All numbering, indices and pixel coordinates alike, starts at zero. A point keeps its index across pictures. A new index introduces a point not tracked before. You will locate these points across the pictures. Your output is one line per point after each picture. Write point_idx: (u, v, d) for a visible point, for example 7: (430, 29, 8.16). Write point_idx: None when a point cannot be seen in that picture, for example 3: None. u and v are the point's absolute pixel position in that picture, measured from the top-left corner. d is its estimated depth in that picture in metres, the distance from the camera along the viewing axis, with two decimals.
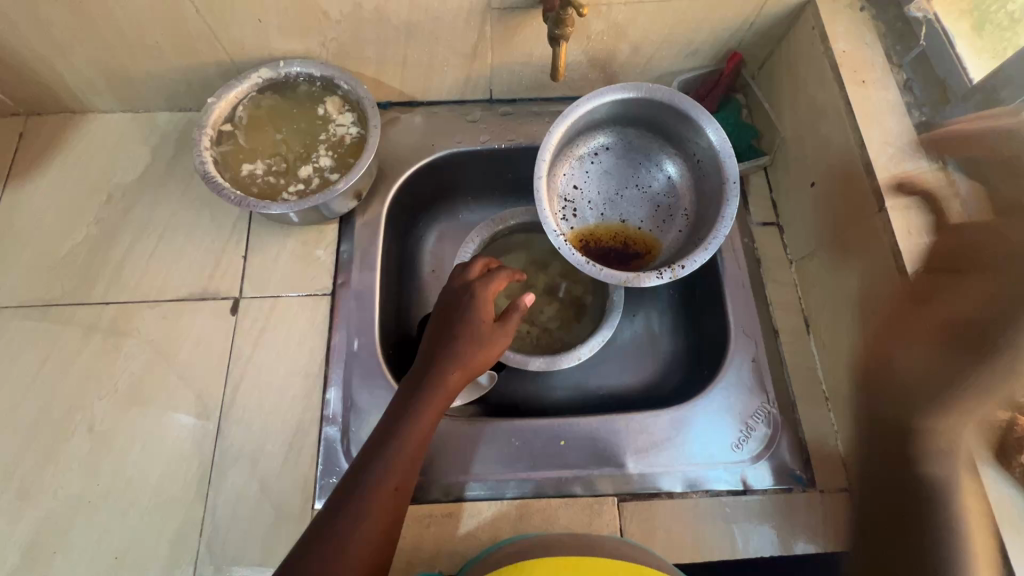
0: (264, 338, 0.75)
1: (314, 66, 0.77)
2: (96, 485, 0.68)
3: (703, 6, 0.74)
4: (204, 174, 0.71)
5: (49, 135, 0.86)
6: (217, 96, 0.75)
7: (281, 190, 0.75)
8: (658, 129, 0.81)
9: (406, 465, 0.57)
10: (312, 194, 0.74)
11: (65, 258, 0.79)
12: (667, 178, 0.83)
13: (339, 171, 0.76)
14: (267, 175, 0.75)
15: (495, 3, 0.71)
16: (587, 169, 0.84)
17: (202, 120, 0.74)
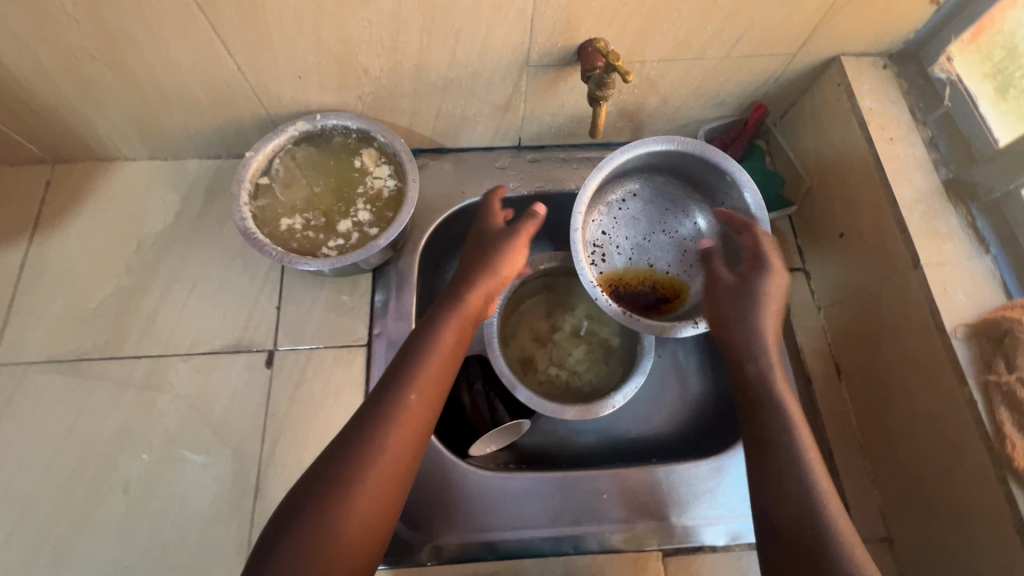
0: (301, 392, 0.74)
1: (351, 120, 0.78)
2: (133, 549, 0.66)
3: (732, 63, 0.76)
4: (244, 230, 0.71)
5: (76, 183, 0.86)
6: (255, 150, 0.75)
7: (321, 245, 0.75)
8: (687, 177, 0.83)
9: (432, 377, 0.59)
10: (353, 249, 0.74)
11: (95, 310, 0.78)
12: (694, 226, 0.85)
13: (377, 226, 0.76)
14: (307, 229, 0.75)
15: (532, 61, 0.72)
16: (619, 216, 0.85)
17: (240, 173, 0.74)
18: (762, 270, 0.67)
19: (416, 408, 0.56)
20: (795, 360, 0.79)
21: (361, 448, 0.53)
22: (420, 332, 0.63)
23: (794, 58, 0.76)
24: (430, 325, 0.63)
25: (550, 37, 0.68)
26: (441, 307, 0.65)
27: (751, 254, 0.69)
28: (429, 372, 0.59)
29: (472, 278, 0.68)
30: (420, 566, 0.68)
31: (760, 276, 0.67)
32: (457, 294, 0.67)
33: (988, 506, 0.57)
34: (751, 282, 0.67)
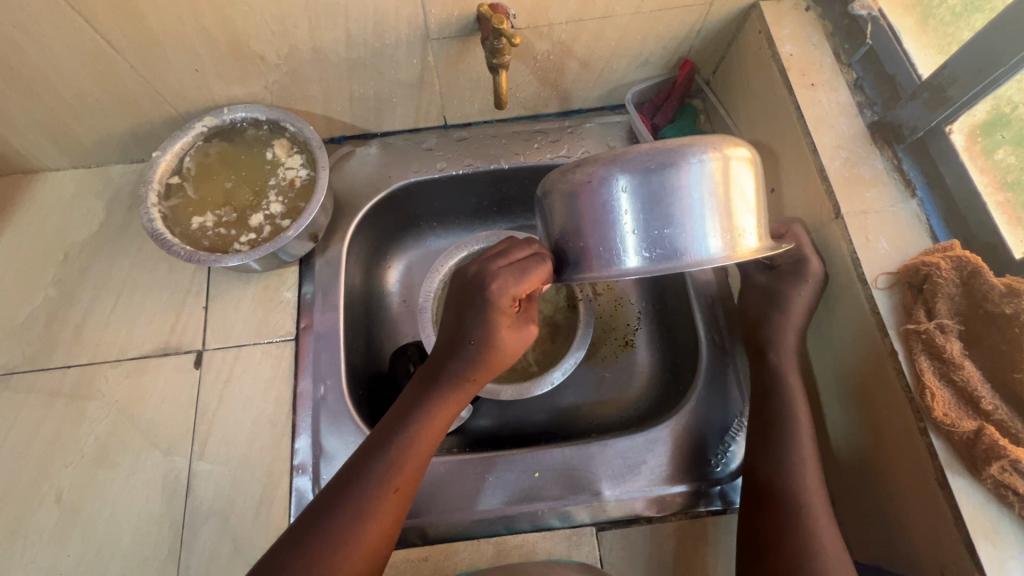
0: (230, 389, 0.74)
1: (259, 112, 0.76)
2: (67, 556, 0.66)
3: (646, 19, 0.73)
4: (152, 231, 0.70)
5: (1, 197, 0.85)
6: (162, 149, 0.74)
7: (233, 241, 0.73)
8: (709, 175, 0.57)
9: (414, 468, 0.55)
10: (266, 243, 0.73)
11: (25, 323, 0.78)
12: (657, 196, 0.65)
13: (290, 217, 0.75)
14: (219, 226, 0.74)
15: (433, 34, 0.70)
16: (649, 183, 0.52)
17: (148, 175, 0.73)
18: (798, 280, 0.64)
19: (392, 504, 0.53)
20: (732, 324, 0.78)
21: (334, 540, 0.50)
22: (415, 406, 0.57)
23: (711, 8, 0.73)
24: (426, 404, 0.57)
25: (444, 6, 0.66)
26: (445, 378, 0.58)
27: (794, 257, 0.65)
28: (411, 461, 0.55)
29: (477, 364, 0.57)
30: None
31: (794, 285, 0.65)
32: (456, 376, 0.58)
33: (911, 459, 0.54)
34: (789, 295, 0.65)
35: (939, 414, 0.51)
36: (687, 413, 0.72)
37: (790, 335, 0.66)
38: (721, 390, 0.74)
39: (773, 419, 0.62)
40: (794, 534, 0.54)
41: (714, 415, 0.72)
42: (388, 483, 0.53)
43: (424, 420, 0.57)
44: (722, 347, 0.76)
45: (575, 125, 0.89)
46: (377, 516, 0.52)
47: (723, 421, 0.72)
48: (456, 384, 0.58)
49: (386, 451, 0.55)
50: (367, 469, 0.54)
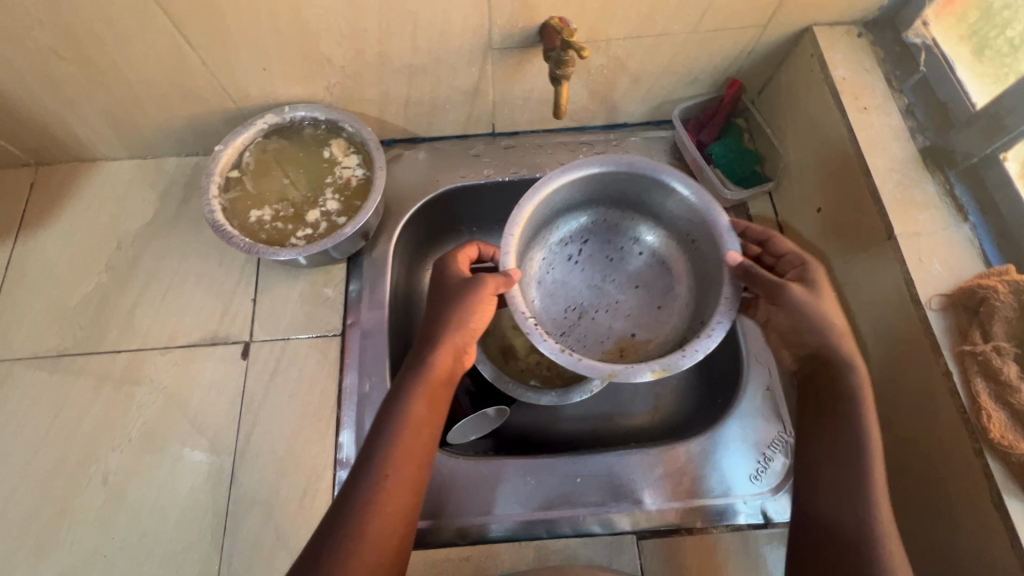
0: (276, 381, 0.75)
1: (319, 111, 0.79)
2: (112, 538, 0.67)
3: (701, 38, 0.75)
4: (213, 222, 0.72)
5: (58, 183, 0.88)
6: (225, 143, 0.77)
7: (290, 235, 0.75)
8: (625, 202, 0.74)
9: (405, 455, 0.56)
10: (323, 239, 0.75)
11: (78, 306, 0.80)
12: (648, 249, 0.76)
13: (346, 214, 0.77)
14: (277, 221, 0.76)
15: (495, 44, 0.72)
16: (590, 250, 0.77)
17: (210, 167, 0.75)
18: (812, 272, 0.61)
19: (394, 494, 0.54)
20: None
21: (350, 536, 0.51)
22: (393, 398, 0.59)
23: (765, 30, 0.75)
24: (402, 394, 0.58)
25: (510, 18, 0.68)
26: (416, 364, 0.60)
27: (794, 258, 0.64)
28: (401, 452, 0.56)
29: (432, 341, 0.60)
30: None
31: (813, 275, 0.61)
32: (421, 363, 0.60)
33: (966, 479, 0.55)
34: (817, 294, 0.60)
35: (996, 436, 0.51)
36: (728, 427, 0.72)
37: (843, 341, 0.59)
38: (763, 405, 0.74)
39: (835, 441, 0.58)
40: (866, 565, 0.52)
41: (756, 430, 0.72)
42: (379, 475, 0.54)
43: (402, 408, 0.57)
44: (765, 363, 0.76)
45: (619, 138, 0.91)
46: (384, 510, 0.53)
47: (765, 433, 0.72)
48: (429, 366, 0.59)
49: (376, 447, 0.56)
50: (360, 465, 0.56)
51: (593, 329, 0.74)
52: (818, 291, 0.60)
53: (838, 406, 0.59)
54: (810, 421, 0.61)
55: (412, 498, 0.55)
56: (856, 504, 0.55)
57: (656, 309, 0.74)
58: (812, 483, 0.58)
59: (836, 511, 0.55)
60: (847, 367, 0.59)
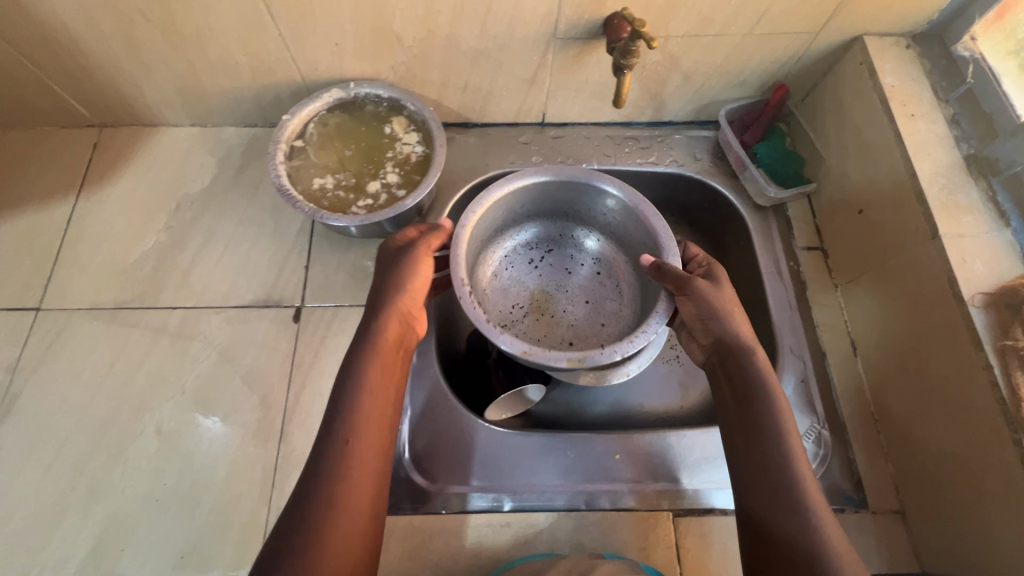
0: (326, 346, 0.77)
1: (384, 89, 0.82)
2: (164, 484, 0.69)
3: (754, 41, 0.78)
4: (279, 186, 0.75)
5: (121, 145, 0.91)
6: (292, 114, 0.80)
7: (351, 205, 0.78)
8: (568, 212, 0.85)
9: (372, 420, 0.55)
10: (382, 209, 0.78)
11: (135, 263, 0.82)
12: (596, 253, 0.87)
13: (405, 188, 0.80)
14: (338, 190, 0.79)
15: (560, 33, 0.75)
16: (554, 259, 0.88)
17: (278, 134, 0.78)
18: (717, 278, 0.66)
19: (361, 463, 0.52)
20: (810, 337, 0.80)
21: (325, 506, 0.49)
22: (345, 369, 0.57)
23: (817, 37, 0.78)
24: (354, 363, 0.57)
25: (578, 8, 0.71)
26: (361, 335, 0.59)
27: (705, 266, 0.69)
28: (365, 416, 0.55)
29: (380, 310, 0.61)
30: (434, 515, 0.69)
31: (717, 279, 0.66)
32: (364, 333, 0.59)
33: (1005, 469, 0.57)
34: (722, 288, 0.65)
35: None
36: None
37: (742, 329, 0.63)
38: (798, 396, 0.76)
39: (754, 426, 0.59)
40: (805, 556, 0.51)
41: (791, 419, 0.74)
42: (341, 442, 0.52)
43: (359, 376, 0.56)
44: (800, 356, 0.79)
45: (664, 135, 0.94)
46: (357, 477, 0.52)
47: (801, 422, 0.74)
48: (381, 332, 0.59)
49: (337, 415, 0.54)
50: (318, 442, 0.53)
51: (532, 328, 0.84)
52: (719, 286, 0.64)
53: (755, 399, 0.60)
54: (734, 421, 0.61)
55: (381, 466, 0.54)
56: (797, 512, 0.53)
57: (603, 324, 0.84)
58: (752, 485, 0.57)
59: (772, 508, 0.55)
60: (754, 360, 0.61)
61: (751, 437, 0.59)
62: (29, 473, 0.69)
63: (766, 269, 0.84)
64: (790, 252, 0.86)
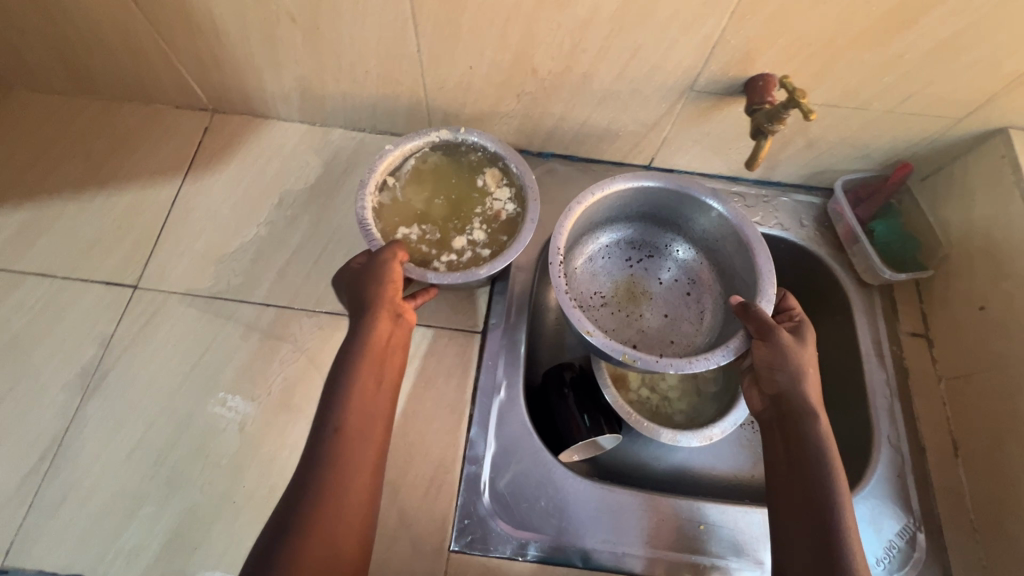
0: (415, 366, 0.77)
1: (489, 141, 0.80)
2: (242, 486, 0.68)
3: (893, 118, 0.76)
4: (361, 221, 0.73)
5: (230, 132, 0.91)
6: (395, 145, 0.78)
7: (431, 258, 0.76)
8: (673, 222, 0.85)
9: (361, 413, 0.59)
10: (463, 268, 0.75)
11: (234, 254, 0.82)
12: (688, 267, 0.86)
13: (489, 248, 0.76)
14: (422, 238, 0.76)
15: (698, 86, 0.74)
16: (649, 268, 0.88)
17: (375, 164, 0.77)
18: (805, 334, 0.65)
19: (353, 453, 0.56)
20: (909, 429, 0.77)
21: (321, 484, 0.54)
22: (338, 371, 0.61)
23: (960, 123, 0.75)
24: (347, 365, 0.61)
25: (725, 65, 0.70)
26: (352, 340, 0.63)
27: (794, 318, 0.68)
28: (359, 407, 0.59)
29: (368, 310, 0.63)
30: (509, 559, 0.67)
31: (806, 334, 0.65)
32: (356, 334, 0.62)
33: None
34: (804, 348, 0.63)
35: None
36: (858, 504, 0.73)
37: (810, 388, 0.61)
38: (892, 491, 0.73)
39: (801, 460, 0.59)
40: None
41: (883, 514, 0.72)
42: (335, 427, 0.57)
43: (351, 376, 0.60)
44: (897, 448, 0.76)
45: (769, 196, 0.92)
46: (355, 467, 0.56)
47: (895, 521, 0.72)
48: (369, 335, 0.62)
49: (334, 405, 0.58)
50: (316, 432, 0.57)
51: (606, 319, 0.84)
52: (803, 343, 0.64)
53: (804, 449, 0.59)
54: (782, 467, 0.61)
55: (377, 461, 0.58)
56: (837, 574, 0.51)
57: (675, 338, 0.84)
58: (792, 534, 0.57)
59: (808, 546, 0.54)
60: (810, 418, 0.60)
61: (795, 479, 0.59)
62: (113, 454, 0.69)
63: (867, 351, 0.81)
64: (892, 335, 0.83)
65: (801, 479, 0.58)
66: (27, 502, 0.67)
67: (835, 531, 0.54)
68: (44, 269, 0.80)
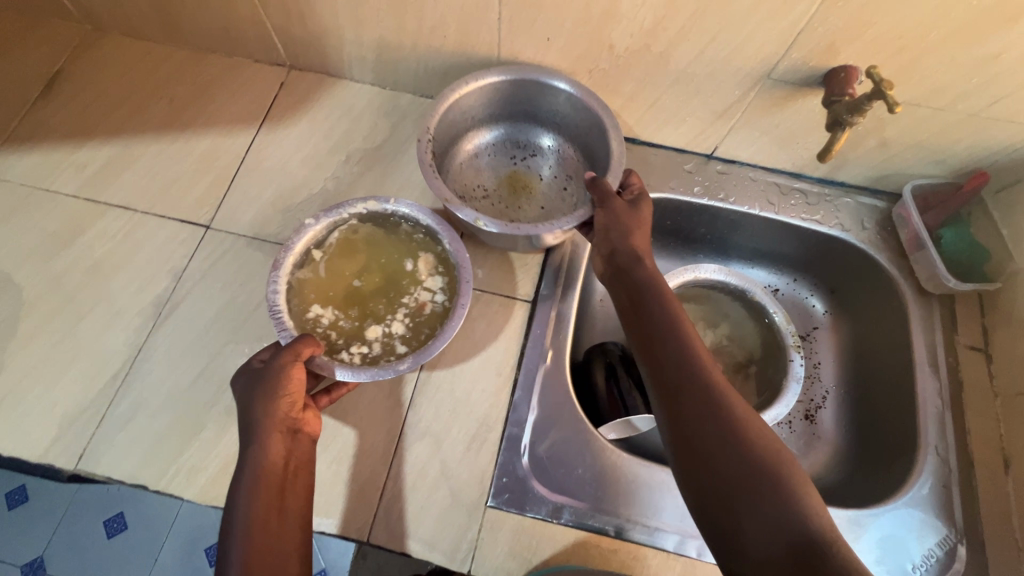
0: (465, 328, 0.79)
1: (424, 217, 0.76)
2: None
3: (976, 123, 0.74)
4: (270, 304, 0.68)
5: (304, 89, 0.94)
6: (317, 218, 0.74)
7: (338, 349, 0.71)
8: (537, 118, 0.88)
9: (270, 529, 0.55)
10: (374, 363, 0.71)
11: (300, 204, 0.85)
12: (562, 165, 0.89)
13: (407, 343, 0.72)
14: (336, 323, 0.73)
15: (775, 74, 0.73)
16: (533, 166, 0.90)
17: (293, 241, 0.72)
18: (641, 202, 0.73)
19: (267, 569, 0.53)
20: (958, 441, 0.75)
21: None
22: (234, 493, 0.56)
23: None
24: (243, 488, 0.56)
25: (807, 54, 0.69)
26: (243, 465, 0.57)
27: (631, 191, 0.74)
28: (265, 525, 0.55)
29: (260, 430, 0.58)
30: (543, 522, 0.68)
31: (642, 202, 0.72)
32: (245, 461, 0.57)
33: None
34: (638, 211, 0.71)
35: None
36: (896, 510, 0.72)
37: (637, 243, 0.69)
38: (934, 500, 0.72)
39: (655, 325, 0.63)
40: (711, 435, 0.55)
41: (923, 522, 0.71)
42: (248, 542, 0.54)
43: (249, 502, 0.55)
44: (944, 459, 0.74)
45: (832, 195, 0.90)
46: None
47: (935, 532, 0.71)
48: (265, 460, 0.57)
49: (237, 522, 0.55)
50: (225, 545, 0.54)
51: (485, 209, 0.86)
52: (637, 209, 0.71)
53: (645, 306, 0.65)
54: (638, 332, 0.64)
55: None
56: (714, 411, 0.56)
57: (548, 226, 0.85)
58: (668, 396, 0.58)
59: (686, 395, 0.57)
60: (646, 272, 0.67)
61: (651, 340, 0.62)
62: (178, 379, 0.73)
63: (921, 359, 0.80)
64: (949, 346, 0.81)
65: (658, 341, 0.62)
66: (99, 414, 0.71)
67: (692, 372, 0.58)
68: (126, 202, 0.84)
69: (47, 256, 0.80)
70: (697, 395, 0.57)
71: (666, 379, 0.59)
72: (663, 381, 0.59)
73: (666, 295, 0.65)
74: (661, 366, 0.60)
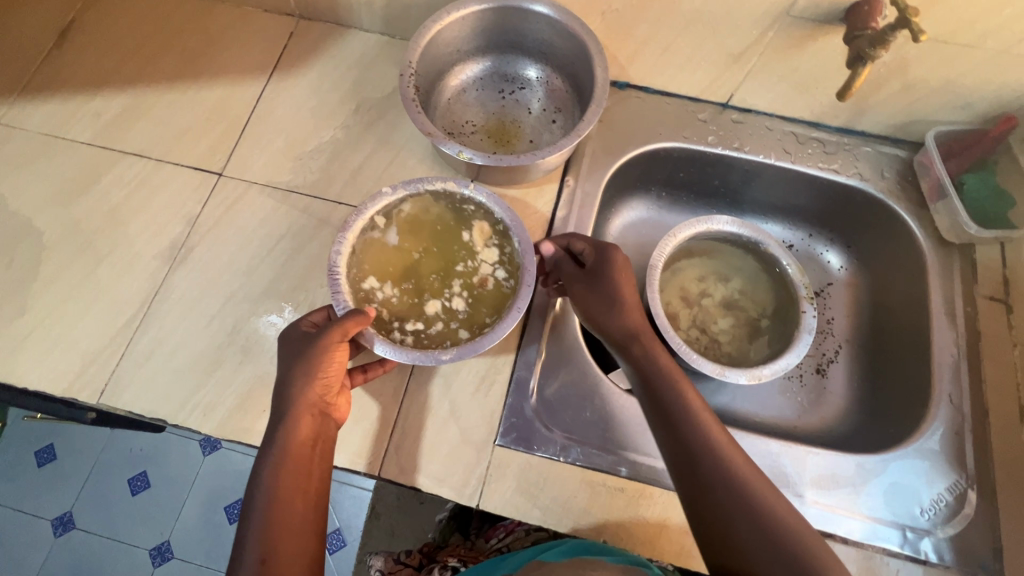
0: None
1: (496, 206, 0.72)
2: None
3: (1005, 61, 0.71)
4: (330, 263, 0.67)
5: (314, 38, 0.93)
6: (394, 188, 0.71)
7: (392, 327, 0.69)
8: (523, 50, 0.88)
9: (292, 490, 0.57)
10: (429, 345, 0.68)
11: (311, 152, 0.85)
12: (550, 97, 0.90)
13: (466, 328, 0.69)
14: (392, 300, 0.70)
15: (795, 11, 0.71)
16: (521, 98, 0.91)
17: (367, 205, 0.70)
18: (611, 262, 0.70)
19: (286, 526, 0.55)
20: (974, 390, 0.74)
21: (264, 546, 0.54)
22: (262, 455, 0.59)
23: None
24: (270, 452, 0.58)
25: None
26: (274, 436, 0.59)
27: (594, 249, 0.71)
28: (288, 489, 0.57)
29: (295, 406, 0.60)
30: (551, 460, 0.68)
31: (612, 265, 0.70)
32: (279, 432, 0.59)
33: None
34: (610, 277, 0.69)
35: None
36: (906, 457, 0.72)
37: (622, 312, 0.68)
38: (946, 447, 0.72)
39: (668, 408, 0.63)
40: (736, 518, 0.57)
41: (933, 468, 0.71)
42: (271, 500, 0.56)
43: (276, 467, 0.57)
44: (958, 408, 0.73)
45: (852, 144, 0.88)
46: (287, 533, 0.55)
47: (944, 478, 0.71)
48: (293, 430, 0.59)
49: (263, 483, 0.57)
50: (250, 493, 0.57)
51: (474, 143, 0.88)
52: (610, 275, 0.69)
53: (657, 387, 0.64)
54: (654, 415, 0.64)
55: (310, 560, 0.55)
56: (737, 495, 0.57)
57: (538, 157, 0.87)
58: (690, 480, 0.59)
59: (709, 479, 0.58)
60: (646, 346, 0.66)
61: (666, 423, 0.62)
62: (194, 320, 0.75)
63: (938, 309, 0.78)
64: (968, 296, 0.79)
65: (676, 427, 0.61)
66: (119, 352, 0.74)
67: (711, 456, 0.59)
68: (141, 150, 0.85)
69: (66, 202, 0.82)
70: (720, 479, 0.58)
71: (683, 464, 0.60)
72: (684, 469, 0.60)
73: (673, 374, 0.65)
74: (680, 453, 0.60)
